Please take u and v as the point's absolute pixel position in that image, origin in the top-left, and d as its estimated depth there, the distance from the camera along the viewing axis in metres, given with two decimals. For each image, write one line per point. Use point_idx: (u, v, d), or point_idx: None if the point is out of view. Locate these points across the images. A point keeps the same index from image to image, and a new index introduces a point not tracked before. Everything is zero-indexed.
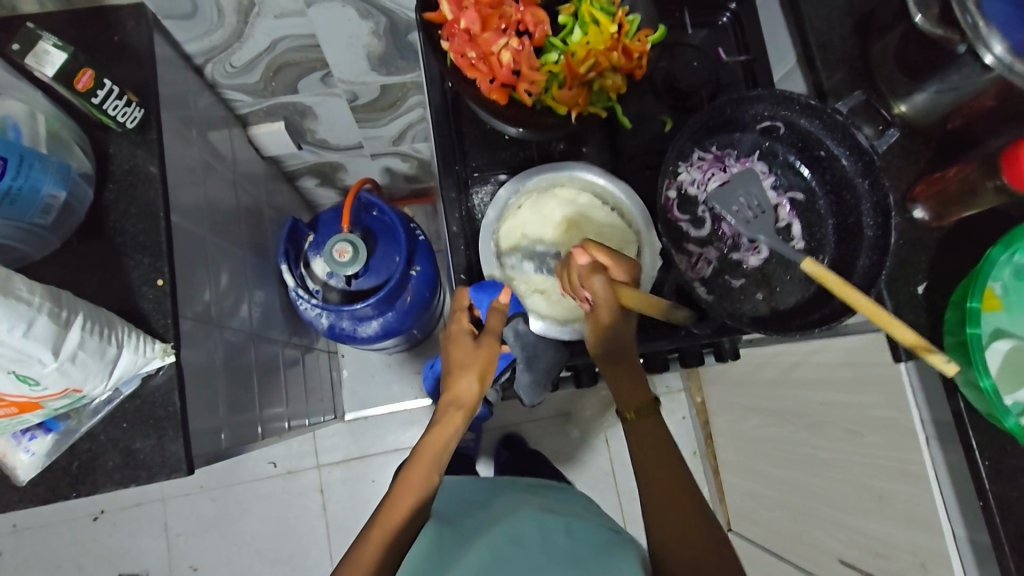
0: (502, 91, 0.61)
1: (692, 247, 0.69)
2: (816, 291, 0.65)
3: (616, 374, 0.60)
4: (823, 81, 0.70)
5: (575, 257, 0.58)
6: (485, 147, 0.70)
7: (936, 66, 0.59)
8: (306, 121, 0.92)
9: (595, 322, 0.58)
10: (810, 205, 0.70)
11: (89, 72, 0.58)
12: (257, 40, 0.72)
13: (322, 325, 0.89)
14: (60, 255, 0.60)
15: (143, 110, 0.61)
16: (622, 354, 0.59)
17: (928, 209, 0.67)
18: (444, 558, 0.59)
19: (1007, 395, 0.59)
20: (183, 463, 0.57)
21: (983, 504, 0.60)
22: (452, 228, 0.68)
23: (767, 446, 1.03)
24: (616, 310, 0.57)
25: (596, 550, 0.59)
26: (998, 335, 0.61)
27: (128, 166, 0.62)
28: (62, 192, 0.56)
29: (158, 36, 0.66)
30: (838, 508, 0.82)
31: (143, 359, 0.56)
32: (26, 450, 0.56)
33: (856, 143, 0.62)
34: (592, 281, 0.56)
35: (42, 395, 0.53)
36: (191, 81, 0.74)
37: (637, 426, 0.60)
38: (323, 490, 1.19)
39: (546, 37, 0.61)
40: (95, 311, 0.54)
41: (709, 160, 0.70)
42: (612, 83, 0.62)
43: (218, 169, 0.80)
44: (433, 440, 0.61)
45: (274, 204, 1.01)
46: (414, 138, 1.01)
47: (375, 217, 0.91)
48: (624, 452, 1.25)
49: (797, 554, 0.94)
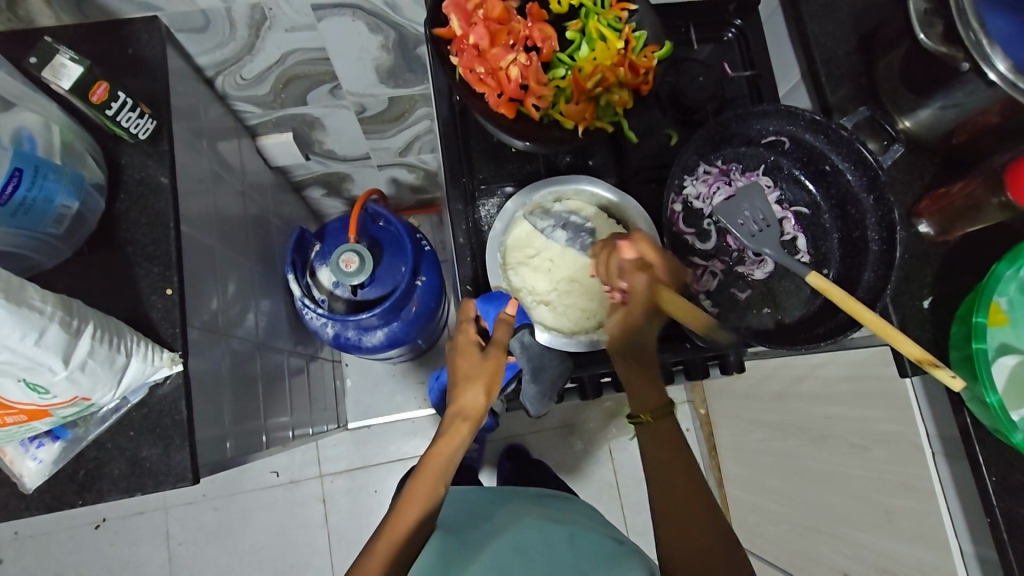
0: (510, 107, 0.61)
1: (697, 260, 0.69)
2: (822, 305, 0.65)
3: (637, 373, 0.61)
4: (828, 97, 0.70)
5: (622, 251, 0.61)
6: (492, 159, 0.70)
7: (941, 82, 0.60)
8: (314, 133, 0.93)
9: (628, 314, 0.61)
10: (814, 219, 0.70)
11: (104, 85, 0.58)
12: (267, 54, 0.73)
13: (327, 334, 0.89)
14: (71, 264, 0.60)
15: (155, 121, 0.62)
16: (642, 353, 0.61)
17: (933, 224, 0.67)
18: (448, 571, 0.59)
19: (1012, 411, 0.58)
20: (189, 472, 0.58)
21: (990, 521, 0.60)
22: (458, 240, 0.68)
23: (772, 459, 1.02)
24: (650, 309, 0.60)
25: (599, 556, 0.59)
26: (1004, 350, 0.60)
27: (139, 177, 0.63)
28: (74, 202, 0.57)
29: (171, 48, 0.67)
30: (842, 523, 0.82)
31: (152, 368, 0.57)
32: (32, 459, 0.56)
33: (860, 158, 0.63)
34: (637, 276, 0.60)
35: (52, 403, 0.53)
36: (201, 93, 0.75)
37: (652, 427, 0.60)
38: (326, 500, 1.19)
39: (553, 52, 0.62)
40: (105, 321, 0.55)
41: (714, 174, 0.70)
42: (619, 98, 0.63)
43: (227, 179, 0.81)
44: (440, 450, 0.61)
45: (281, 213, 1.02)
46: (421, 150, 1.02)
47: (381, 227, 0.92)
48: (627, 464, 1.24)
49: (802, 570, 0.93)
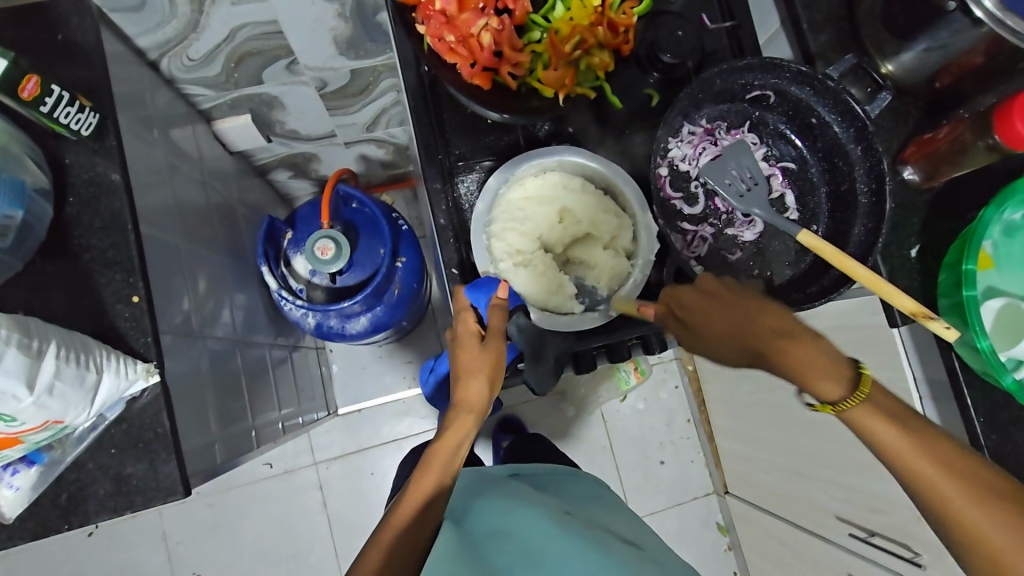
0: (485, 76, 0.58)
1: (687, 225, 0.68)
2: (813, 263, 0.64)
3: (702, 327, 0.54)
4: (810, 44, 0.68)
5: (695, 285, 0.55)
6: (467, 132, 0.66)
7: (924, 24, 0.58)
8: (274, 112, 0.88)
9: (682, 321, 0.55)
10: (802, 174, 0.68)
11: (34, 78, 0.52)
12: (214, 30, 0.67)
13: (308, 325, 0.86)
14: (25, 278, 0.56)
15: (98, 114, 0.57)
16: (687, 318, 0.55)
17: (919, 170, 0.66)
18: (468, 555, 0.52)
19: (1001, 352, 0.60)
20: (180, 485, 0.55)
21: (980, 460, 0.61)
22: (439, 221, 0.65)
23: (754, 411, 1.03)
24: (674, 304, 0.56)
25: (621, 544, 0.55)
26: (991, 293, 0.61)
27: (88, 177, 0.58)
28: (18, 211, 0.52)
29: (106, 31, 0.62)
30: (832, 469, 0.83)
31: (127, 382, 0.53)
32: (8, 486, 0.53)
33: (848, 109, 0.61)
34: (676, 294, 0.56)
35: (21, 430, 0.50)
36: (146, 78, 0.70)
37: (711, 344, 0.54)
38: (322, 487, 1.18)
39: (526, 14, 0.57)
40: (70, 337, 0.51)
41: (699, 134, 0.68)
42: (599, 61, 0.60)
43: (184, 169, 0.76)
44: (445, 442, 0.58)
45: (246, 200, 0.97)
46: (389, 123, 0.97)
47: (355, 209, 0.88)
48: (619, 424, 1.26)
49: (796, 514, 0.96)
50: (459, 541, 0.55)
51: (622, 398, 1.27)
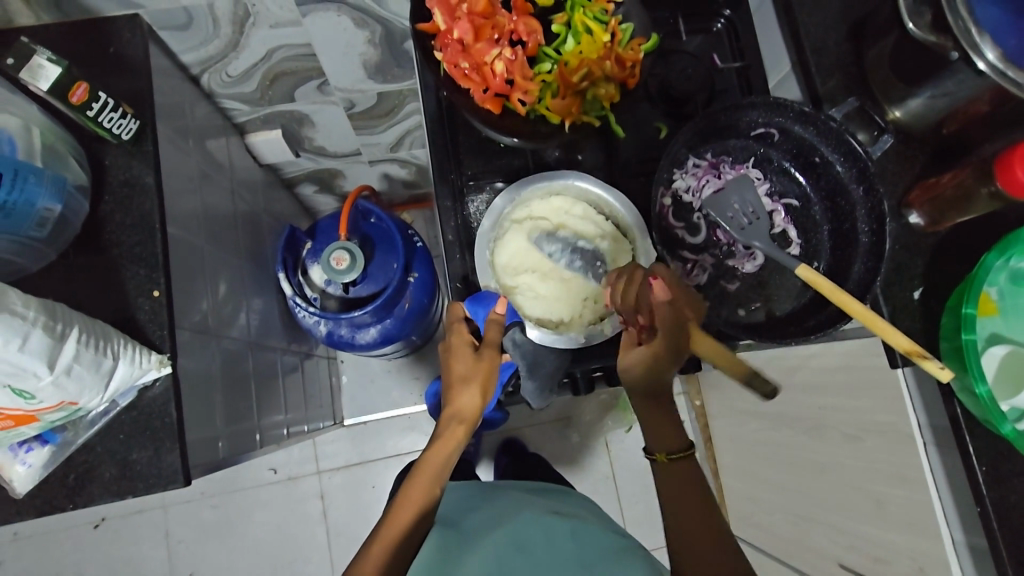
0: (496, 101, 0.62)
1: (687, 254, 0.70)
2: (812, 298, 0.65)
3: (653, 411, 0.59)
4: (818, 87, 0.69)
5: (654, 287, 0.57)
6: (480, 155, 0.70)
7: (930, 71, 0.59)
8: (304, 129, 0.92)
9: (653, 354, 0.56)
10: (804, 211, 0.70)
11: (83, 85, 0.57)
12: (252, 50, 0.72)
13: (321, 332, 0.89)
14: (56, 268, 0.60)
15: (139, 121, 0.62)
16: (662, 390, 0.59)
17: (924, 214, 0.66)
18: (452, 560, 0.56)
19: (1003, 401, 0.58)
20: (180, 474, 0.58)
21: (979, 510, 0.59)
22: (448, 237, 0.68)
23: (762, 449, 1.02)
24: (670, 336, 0.55)
25: (606, 556, 0.55)
26: (996, 340, 0.59)
27: (124, 177, 0.62)
28: (57, 205, 0.57)
29: (154, 46, 0.66)
30: (831, 510, 0.81)
31: (140, 371, 0.56)
32: (22, 463, 0.57)
33: (850, 150, 0.62)
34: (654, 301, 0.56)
35: (38, 408, 0.53)
36: (186, 91, 0.74)
37: (665, 469, 0.58)
38: (324, 497, 1.19)
39: (538, 46, 0.62)
40: (92, 324, 0.55)
41: (704, 167, 0.70)
42: (605, 92, 0.63)
43: (215, 178, 0.80)
44: (436, 453, 0.58)
45: (272, 211, 1.01)
46: (412, 145, 1.02)
47: (372, 224, 0.91)
48: (624, 455, 1.25)
49: (794, 557, 0.94)
50: (448, 546, 0.58)
51: (628, 430, 1.26)
